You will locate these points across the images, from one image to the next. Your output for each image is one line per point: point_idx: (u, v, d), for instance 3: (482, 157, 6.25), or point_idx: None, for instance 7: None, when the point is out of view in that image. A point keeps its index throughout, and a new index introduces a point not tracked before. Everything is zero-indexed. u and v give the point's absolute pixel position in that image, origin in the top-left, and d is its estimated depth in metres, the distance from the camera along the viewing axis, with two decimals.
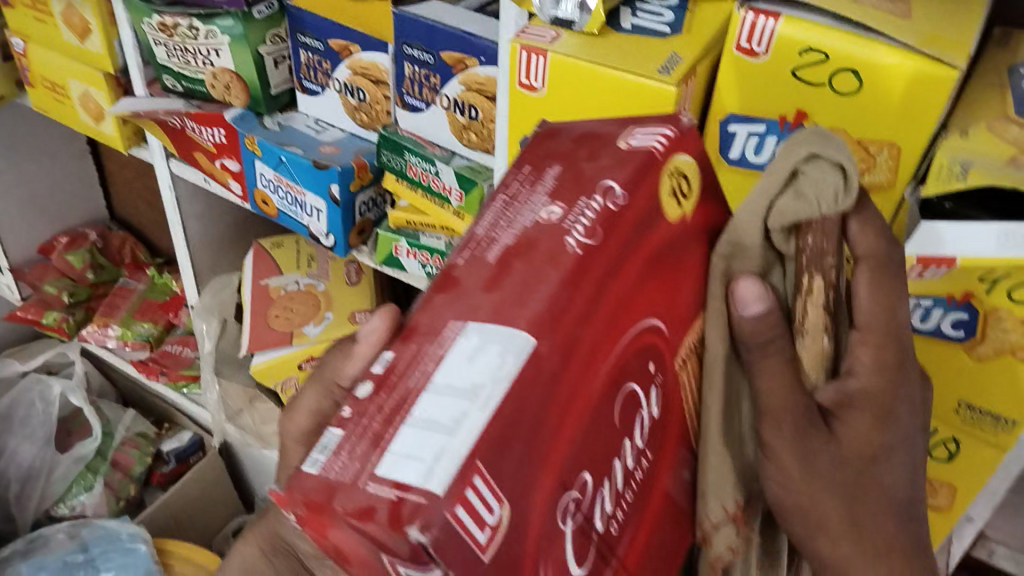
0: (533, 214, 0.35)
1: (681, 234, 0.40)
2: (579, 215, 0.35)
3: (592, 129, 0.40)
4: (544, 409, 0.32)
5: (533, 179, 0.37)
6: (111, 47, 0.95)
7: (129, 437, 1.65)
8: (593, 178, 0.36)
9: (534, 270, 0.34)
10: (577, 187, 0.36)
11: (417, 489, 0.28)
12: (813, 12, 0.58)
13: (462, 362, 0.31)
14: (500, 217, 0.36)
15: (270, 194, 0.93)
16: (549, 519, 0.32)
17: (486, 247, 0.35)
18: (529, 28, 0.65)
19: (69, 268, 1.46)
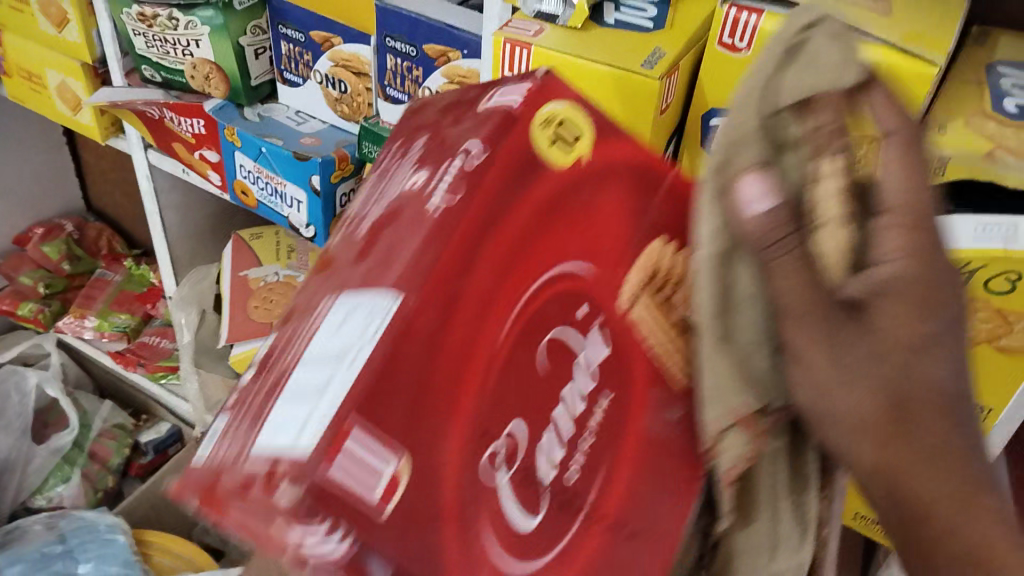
0: (400, 185, 0.36)
1: (580, 179, 0.39)
2: (441, 177, 0.34)
3: (456, 98, 0.41)
4: (432, 361, 0.31)
5: (401, 151, 0.39)
6: (88, 38, 0.94)
7: (106, 428, 1.64)
8: (455, 141, 0.36)
9: (403, 228, 0.33)
10: (440, 152, 0.36)
11: (287, 453, 0.27)
12: (795, 8, 0.59)
13: (326, 335, 0.31)
14: (371, 195, 0.38)
15: (250, 185, 0.93)
16: (465, 465, 0.32)
17: (358, 224, 0.36)
18: (514, 21, 0.65)
19: (45, 259, 1.45)
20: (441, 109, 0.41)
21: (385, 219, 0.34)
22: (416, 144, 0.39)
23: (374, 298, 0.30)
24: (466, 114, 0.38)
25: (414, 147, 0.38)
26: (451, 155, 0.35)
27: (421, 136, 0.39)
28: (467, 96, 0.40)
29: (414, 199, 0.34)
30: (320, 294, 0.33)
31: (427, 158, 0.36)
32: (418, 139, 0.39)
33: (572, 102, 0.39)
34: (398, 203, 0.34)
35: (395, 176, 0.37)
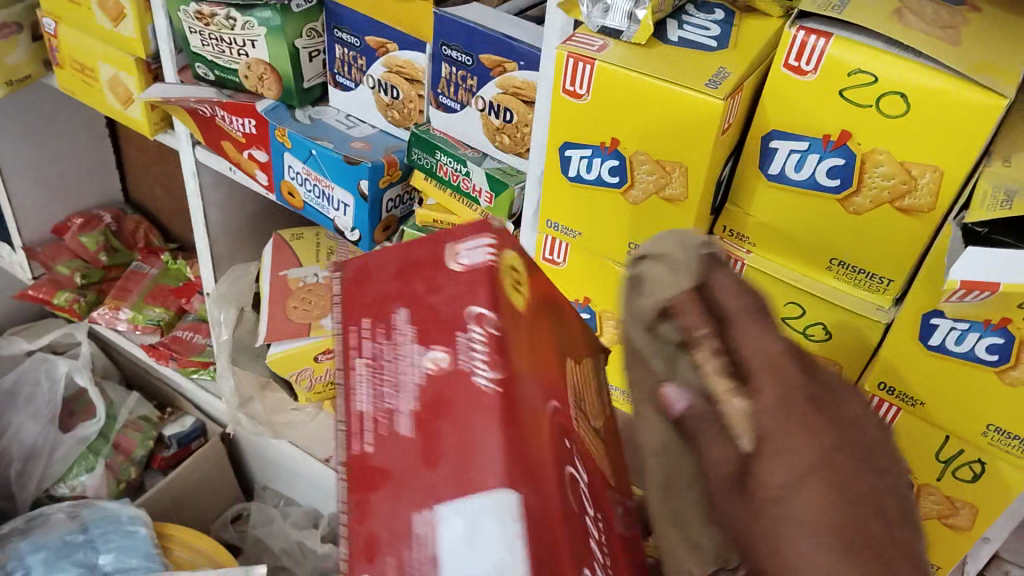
0: (420, 367, 0.43)
1: (536, 319, 0.46)
2: (472, 355, 0.41)
3: (409, 256, 0.47)
4: (545, 518, 0.37)
5: (389, 333, 0.45)
6: (143, 32, 0.95)
7: (132, 420, 1.65)
8: (455, 312, 0.43)
9: (458, 421, 0.39)
10: (448, 328, 0.43)
11: None
12: (864, 34, 0.58)
13: (457, 544, 0.36)
14: (390, 386, 0.43)
15: (297, 186, 0.93)
16: None
17: (396, 422, 0.42)
18: (577, 36, 0.65)
19: (81, 249, 1.47)
20: (387, 282, 0.47)
21: (431, 410, 0.41)
22: (399, 317, 0.45)
23: (488, 497, 0.36)
24: (446, 278, 0.45)
25: (398, 323, 0.45)
26: (458, 332, 0.42)
27: (395, 306, 0.46)
28: (418, 253, 0.47)
29: (445, 381, 0.41)
30: (405, 509, 0.39)
31: (430, 330, 0.43)
32: (392, 313, 0.45)
33: (514, 254, 0.47)
34: (433, 392, 0.41)
35: (402, 358, 0.44)
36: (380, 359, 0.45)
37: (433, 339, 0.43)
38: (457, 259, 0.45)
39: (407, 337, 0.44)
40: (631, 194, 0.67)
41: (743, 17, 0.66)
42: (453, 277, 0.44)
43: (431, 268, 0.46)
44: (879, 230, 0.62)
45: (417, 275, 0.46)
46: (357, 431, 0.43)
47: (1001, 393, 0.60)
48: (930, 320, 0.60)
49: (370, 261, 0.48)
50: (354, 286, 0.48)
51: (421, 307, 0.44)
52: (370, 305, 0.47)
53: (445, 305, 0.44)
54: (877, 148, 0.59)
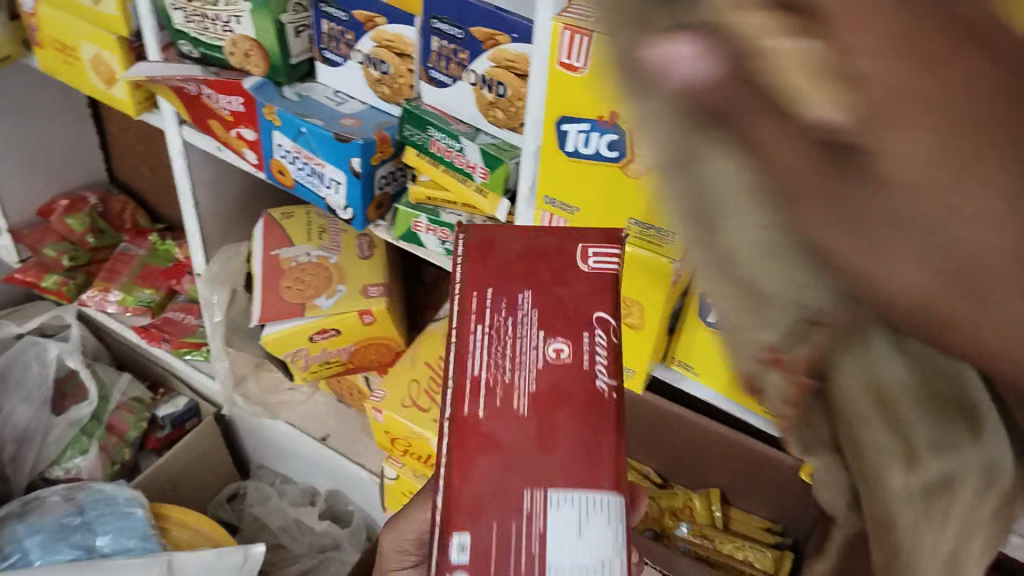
0: (544, 353, 0.52)
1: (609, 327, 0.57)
2: (596, 355, 0.52)
3: (533, 241, 0.56)
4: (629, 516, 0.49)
5: (509, 310, 0.53)
6: (125, 10, 0.93)
7: (125, 401, 1.64)
8: (581, 310, 0.54)
9: (579, 413, 0.50)
10: (570, 324, 0.53)
11: None
12: None
13: (569, 523, 0.46)
14: (508, 361, 0.52)
15: (287, 164, 0.92)
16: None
17: (512, 395, 0.50)
18: (572, 7, 0.64)
19: (69, 231, 1.44)
20: (510, 267, 0.55)
21: (548, 396, 0.51)
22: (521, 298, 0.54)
23: (600, 495, 0.47)
24: (580, 289, 0.54)
25: (521, 302, 0.53)
26: (584, 329, 0.53)
27: (521, 286, 0.54)
28: (543, 244, 0.56)
29: (562, 372, 0.52)
30: (517, 480, 0.48)
31: (554, 320, 0.53)
32: (517, 291, 0.54)
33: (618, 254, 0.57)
34: (554, 374, 0.51)
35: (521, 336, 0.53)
36: (500, 329, 0.53)
37: (557, 330, 0.53)
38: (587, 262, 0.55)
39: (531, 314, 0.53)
40: (630, 168, 0.65)
41: None
42: (583, 284, 0.55)
43: (559, 270, 0.55)
44: None
45: (549, 269, 0.55)
46: (469, 394, 0.50)
47: None
48: None
49: (495, 237, 0.56)
50: (478, 253, 0.56)
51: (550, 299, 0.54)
52: (496, 276, 0.54)
53: (573, 301, 0.54)
54: None
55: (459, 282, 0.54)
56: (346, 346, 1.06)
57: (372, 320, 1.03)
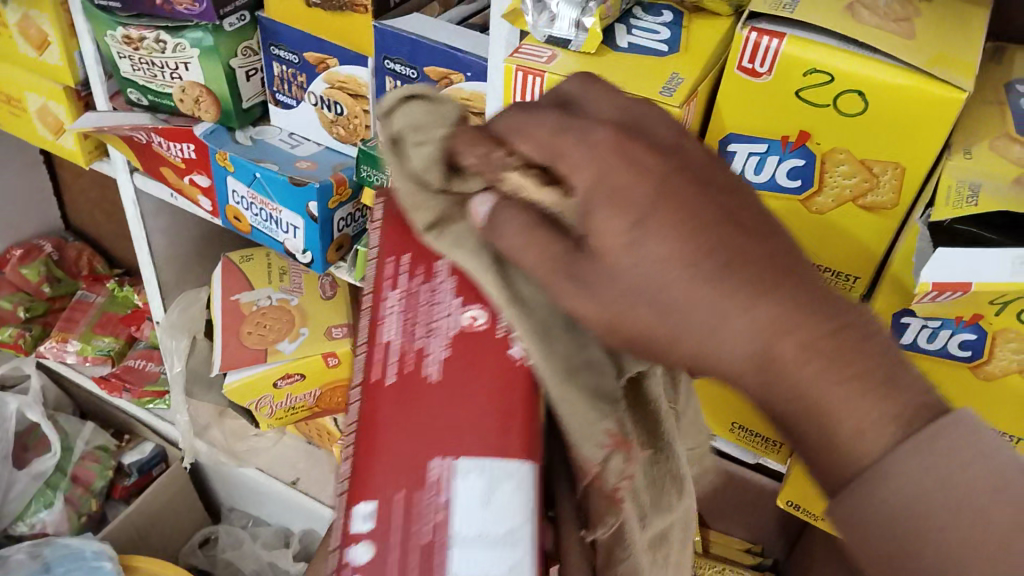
0: (458, 317, 0.44)
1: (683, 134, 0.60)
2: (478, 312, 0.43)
3: None
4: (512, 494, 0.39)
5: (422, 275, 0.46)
6: (71, 60, 0.91)
7: (89, 450, 1.59)
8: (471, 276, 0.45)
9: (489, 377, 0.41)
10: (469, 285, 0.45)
11: None
12: (815, 32, 0.57)
13: (473, 500, 0.37)
14: (408, 322, 0.44)
15: (243, 211, 0.90)
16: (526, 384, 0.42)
17: (425, 362, 0.42)
18: (524, 47, 0.63)
19: (24, 281, 1.41)
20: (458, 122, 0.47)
21: (461, 367, 0.42)
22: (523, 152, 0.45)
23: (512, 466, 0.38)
24: (437, 445, 0.39)
25: (438, 269, 0.45)
26: (419, 485, 0.38)
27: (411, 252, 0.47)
28: None
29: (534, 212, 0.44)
30: (398, 440, 0.39)
31: (381, 527, 0.37)
32: (411, 254, 0.47)
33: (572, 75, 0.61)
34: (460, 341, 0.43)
35: (427, 502, 0.38)
36: (414, 297, 0.45)
37: (375, 492, 0.38)
38: (463, 309, 0.44)
39: (434, 381, 0.41)
40: None
41: (693, 17, 0.64)
42: (485, 377, 0.41)
43: (413, 468, 0.39)
44: (843, 229, 0.61)
45: (466, 346, 0.42)
46: (380, 360, 0.43)
47: (978, 388, 0.59)
48: (901, 320, 0.59)
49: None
50: (374, 403, 0.41)
51: (404, 395, 0.41)
52: (382, 434, 0.40)
53: (425, 423, 0.40)
54: (836, 149, 0.58)
55: (375, 245, 0.48)
56: (312, 391, 1.04)
57: (336, 363, 1.01)
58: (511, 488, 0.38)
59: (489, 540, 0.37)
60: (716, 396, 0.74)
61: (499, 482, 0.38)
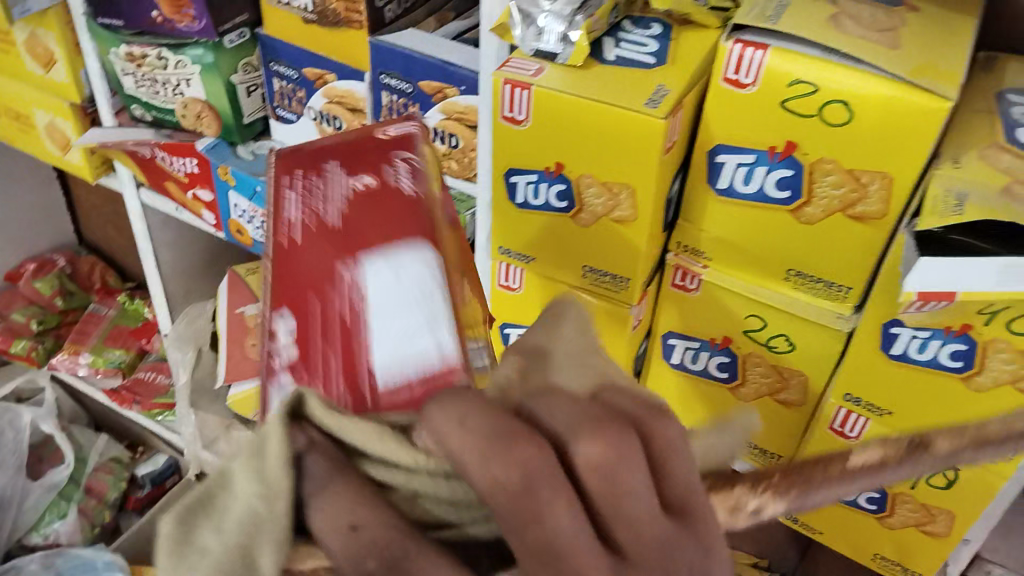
0: (346, 189, 0.49)
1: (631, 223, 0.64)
2: (386, 179, 0.49)
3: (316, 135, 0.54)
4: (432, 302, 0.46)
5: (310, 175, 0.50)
6: (77, 77, 0.93)
7: (103, 462, 1.60)
8: (379, 156, 0.51)
9: (388, 219, 0.47)
10: (365, 165, 0.50)
11: (428, 344, 0.43)
12: (799, 43, 0.57)
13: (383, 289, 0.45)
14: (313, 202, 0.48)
15: (244, 224, 0.91)
16: (416, 221, 0.47)
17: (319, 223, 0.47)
18: (512, 61, 0.64)
19: (37, 295, 1.43)
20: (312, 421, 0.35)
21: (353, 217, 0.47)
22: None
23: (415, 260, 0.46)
24: (347, 261, 0.46)
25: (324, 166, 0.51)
26: (335, 293, 0.45)
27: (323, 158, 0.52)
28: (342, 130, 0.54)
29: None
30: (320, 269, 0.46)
31: (313, 327, 0.45)
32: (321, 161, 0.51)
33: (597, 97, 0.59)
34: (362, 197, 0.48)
35: (347, 289, 0.45)
36: (307, 191, 0.49)
37: (304, 307, 0.45)
38: (352, 179, 0.49)
39: (331, 233, 0.47)
40: (581, 216, 0.66)
41: (681, 31, 0.65)
42: (388, 218, 0.47)
43: (326, 288, 0.45)
44: (835, 240, 0.61)
45: (356, 206, 0.48)
46: (281, 233, 0.48)
47: (968, 399, 0.58)
48: (890, 330, 0.58)
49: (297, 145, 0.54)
50: (279, 264, 0.47)
51: (305, 254, 0.47)
52: (295, 280, 0.46)
53: (329, 264, 0.46)
54: (823, 159, 0.58)
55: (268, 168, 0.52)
56: None
57: None
58: (416, 266, 0.45)
59: (408, 321, 0.44)
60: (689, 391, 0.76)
61: (407, 265, 0.45)
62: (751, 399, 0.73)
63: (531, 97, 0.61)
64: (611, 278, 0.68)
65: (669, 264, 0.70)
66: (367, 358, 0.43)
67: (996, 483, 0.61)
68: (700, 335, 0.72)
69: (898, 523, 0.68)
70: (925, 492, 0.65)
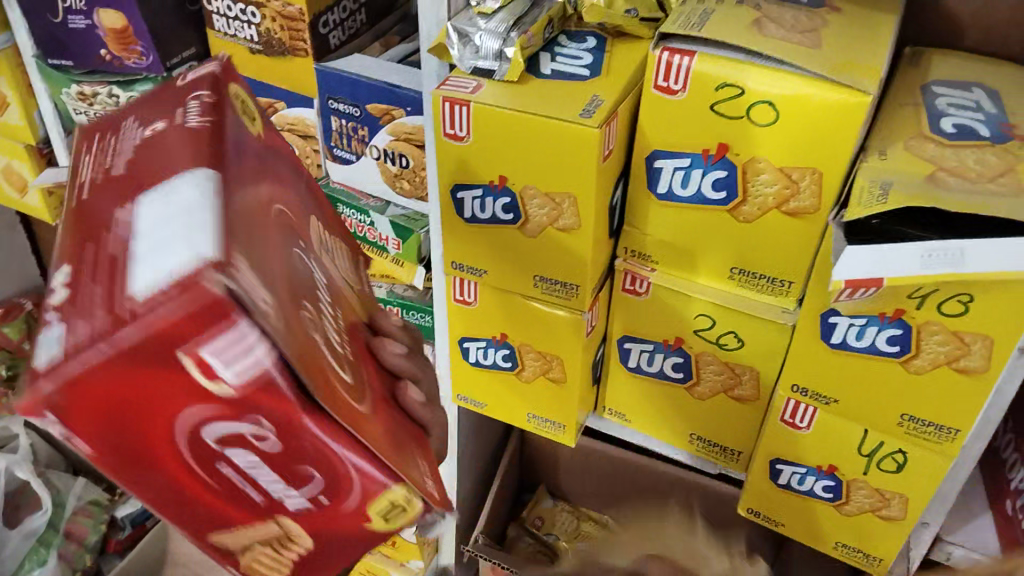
0: (137, 135, 0.38)
1: (574, 233, 0.65)
2: (185, 115, 0.37)
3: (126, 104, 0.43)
4: (236, 224, 0.32)
5: (106, 138, 0.40)
6: (31, 119, 0.94)
7: (81, 505, 1.56)
8: (178, 95, 0.40)
9: (175, 145, 0.35)
10: (163, 107, 0.39)
11: (190, 263, 0.28)
12: (725, 48, 0.59)
13: (154, 208, 0.32)
14: (104, 158, 0.38)
15: None
16: (202, 145, 0.35)
17: (109, 171, 0.37)
18: (451, 79, 0.65)
19: (6, 340, 1.43)
20: (112, 351, 0.29)
21: (143, 162, 0.35)
22: (231, 461, 0.34)
23: (187, 177, 0.33)
24: (128, 196, 0.34)
25: (122, 125, 0.41)
26: (106, 231, 0.34)
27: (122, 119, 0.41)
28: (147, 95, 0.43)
29: (319, 516, 0.36)
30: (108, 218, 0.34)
31: (75, 274, 0.33)
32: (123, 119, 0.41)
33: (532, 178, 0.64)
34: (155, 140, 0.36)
35: (117, 228, 0.33)
36: (102, 149, 0.40)
37: (75, 254, 0.34)
38: (143, 125, 0.38)
39: (116, 178, 0.36)
40: (528, 227, 0.67)
41: (614, 43, 0.67)
42: (172, 137, 0.36)
43: (100, 231, 0.34)
44: (772, 236, 0.63)
45: (147, 148, 0.36)
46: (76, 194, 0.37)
47: (910, 383, 0.60)
48: (829, 320, 0.60)
49: (103, 118, 0.44)
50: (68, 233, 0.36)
51: (94, 198, 0.36)
52: (75, 240, 0.35)
53: (111, 200, 0.35)
54: (755, 159, 0.60)
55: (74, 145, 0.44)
56: None
57: None
58: (193, 183, 0.32)
59: (177, 247, 0.29)
60: (641, 395, 0.79)
61: (179, 186, 0.32)
62: (707, 396, 0.74)
63: (470, 113, 0.63)
64: (560, 287, 0.70)
65: (619, 270, 0.71)
66: (124, 274, 0.30)
67: (943, 462, 0.63)
68: (653, 337, 0.74)
69: (854, 510, 0.70)
70: (877, 476, 0.67)
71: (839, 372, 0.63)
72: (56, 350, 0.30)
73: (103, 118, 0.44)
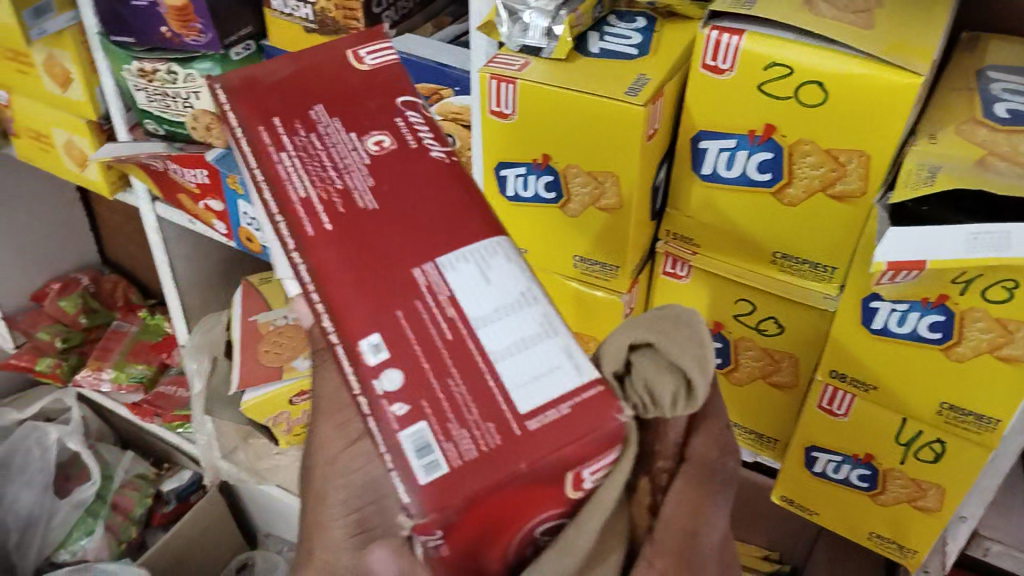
0: (365, 150, 0.44)
1: (618, 213, 0.66)
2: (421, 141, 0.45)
3: (287, 70, 0.47)
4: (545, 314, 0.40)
5: (307, 133, 0.44)
6: (92, 95, 0.97)
7: (129, 479, 1.60)
8: (382, 105, 0.46)
9: (436, 198, 0.43)
10: (382, 118, 0.45)
11: (583, 388, 0.37)
12: (775, 28, 0.59)
13: (469, 285, 0.40)
14: (334, 168, 0.43)
15: (253, 231, 0.94)
16: (472, 210, 0.43)
17: (353, 197, 0.42)
18: (499, 57, 0.66)
19: (62, 313, 1.47)
20: (521, 474, 0.35)
21: (393, 188, 0.43)
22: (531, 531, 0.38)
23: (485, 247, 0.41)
24: (411, 255, 0.40)
25: (316, 117, 0.45)
26: (413, 299, 0.39)
27: (308, 103, 0.45)
28: (308, 65, 0.47)
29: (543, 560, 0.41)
30: (394, 278, 0.40)
31: (398, 349, 0.38)
32: (308, 109, 0.45)
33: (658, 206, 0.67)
34: (397, 170, 0.43)
35: (429, 299, 0.39)
36: (308, 150, 0.44)
37: (375, 319, 0.39)
38: (367, 143, 0.44)
39: (371, 212, 0.42)
40: (569, 207, 0.68)
41: (664, 23, 0.67)
42: (428, 197, 0.42)
43: (396, 290, 0.39)
44: (816, 219, 0.62)
45: (383, 171, 0.43)
46: (302, 211, 0.41)
47: (952, 370, 0.59)
48: (870, 304, 0.60)
49: (254, 74, 0.47)
50: (319, 253, 0.40)
51: (353, 239, 0.41)
52: (352, 285, 0.39)
53: (386, 255, 0.40)
54: (801, 141, 0.60)
55: (236, 123, 0.45)
56: None
57: None
58: (501, 262, 0.41)
59: (547, 356, 0.38)
60: None
61: (488, 260, 0.41)
62: (745, 382, 0.74)
63: (517, 91, 0.64)
64: (602, 267, 0.70)
65: (660, 252, 0.71)
66: (497, 376, 0.37)
67: (983, 455, 0.62)
68: None
69: (890, 500, 0.69)
70: (914, 466, 0.66)
71: (896, 366, 0.62)
72: (443, 466, 0.35)
73: (247, 72, 0.47)
